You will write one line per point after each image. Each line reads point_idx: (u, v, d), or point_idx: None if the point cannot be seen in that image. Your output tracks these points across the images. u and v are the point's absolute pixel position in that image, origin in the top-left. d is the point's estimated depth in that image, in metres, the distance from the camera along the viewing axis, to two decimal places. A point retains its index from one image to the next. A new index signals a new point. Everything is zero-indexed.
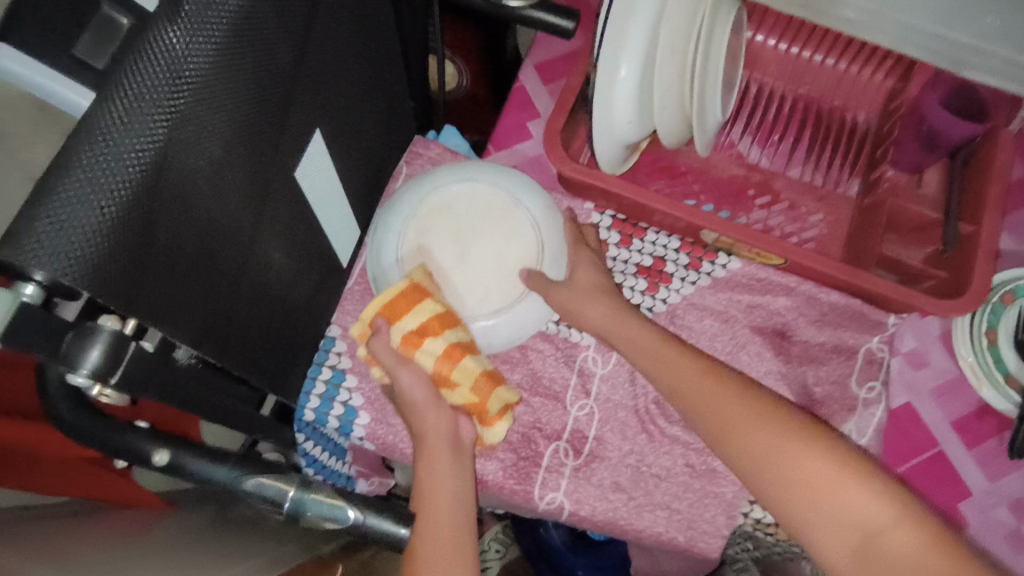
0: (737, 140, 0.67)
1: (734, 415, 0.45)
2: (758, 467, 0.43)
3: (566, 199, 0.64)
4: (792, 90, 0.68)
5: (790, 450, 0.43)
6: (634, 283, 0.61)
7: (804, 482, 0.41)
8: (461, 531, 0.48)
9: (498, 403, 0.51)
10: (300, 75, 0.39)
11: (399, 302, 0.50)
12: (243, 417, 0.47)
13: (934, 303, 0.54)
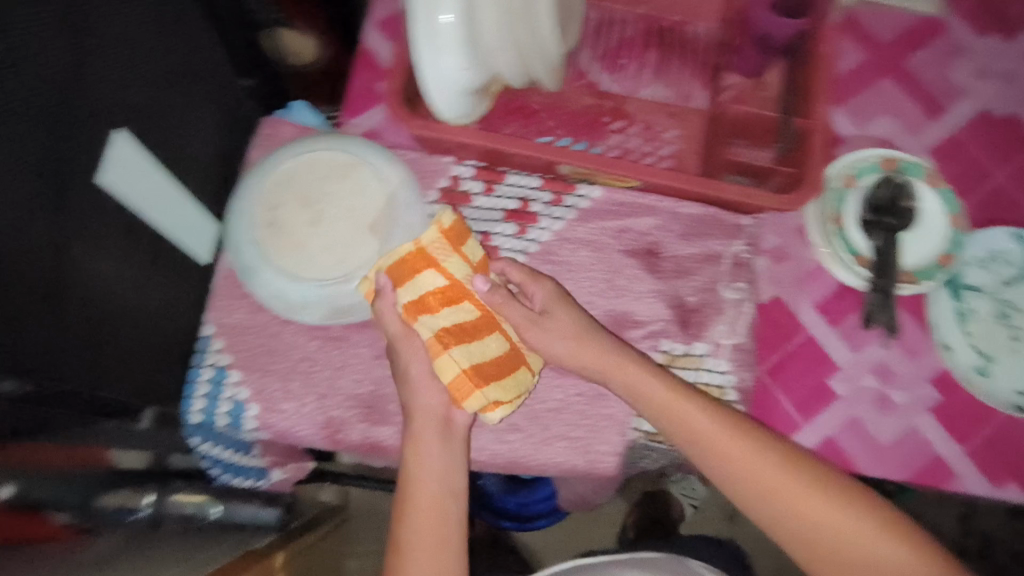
0: (585, 68, 0.68)
1: (721, 438, 0.50)
2: (754, 501, 0.49)
3: (424, 157, 0.63)
4: (632, 12, 0.70)
5: (742, 452, 0.50)
6: (503, 229, 0.62)
7: (805, 515, 0.48)
8: (447, 523, 0.49)
9: (476, 404, 0.50)
10: (77, 81, 0.40)
11: (405, 265, 0.52)
12: (103, 430, 0.48)
13: (781, 198, 0.57)
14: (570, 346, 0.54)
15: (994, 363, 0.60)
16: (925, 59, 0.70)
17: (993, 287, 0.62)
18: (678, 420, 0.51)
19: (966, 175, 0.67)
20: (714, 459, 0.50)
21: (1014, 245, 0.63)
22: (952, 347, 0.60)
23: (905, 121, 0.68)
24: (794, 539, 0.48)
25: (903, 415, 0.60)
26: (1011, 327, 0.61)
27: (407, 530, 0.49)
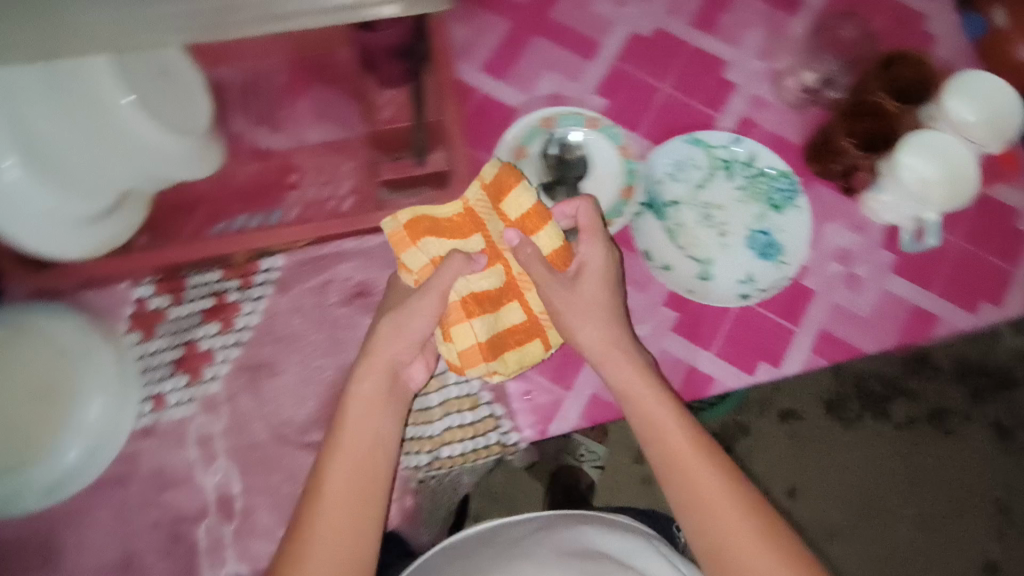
0: (242, 132, 0.64)
1: (632, 390, 0.54)
2: (663, 432, 0.52)
3: (95, 292, 0.58)
4: (271, 61, 0.63)
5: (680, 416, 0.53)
6: (206, 330, 0.58)
7: (691, 483, 0.50)
8: (374, 482, 0.50)
9: (477, 371, 0.56)
10: None
11: (451, 226, 0.57)
12: None
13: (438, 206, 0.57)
14: (579, 325, 0.55)
15: (713, 264, 0.65)
16: (565, 5, 0.71)
17: (690, 195, 0.66)
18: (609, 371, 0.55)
19: (636, 101, 0.69)
20: (645, 433, 0.53)
21: (696, 150, 0.67)
22: (668, 266, 0.64)
23: (565, 71, 0.70)
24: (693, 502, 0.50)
25: (649, 347, 0.63)
26: (716, 226, 0.66)
27: (330, 472, 0.49)
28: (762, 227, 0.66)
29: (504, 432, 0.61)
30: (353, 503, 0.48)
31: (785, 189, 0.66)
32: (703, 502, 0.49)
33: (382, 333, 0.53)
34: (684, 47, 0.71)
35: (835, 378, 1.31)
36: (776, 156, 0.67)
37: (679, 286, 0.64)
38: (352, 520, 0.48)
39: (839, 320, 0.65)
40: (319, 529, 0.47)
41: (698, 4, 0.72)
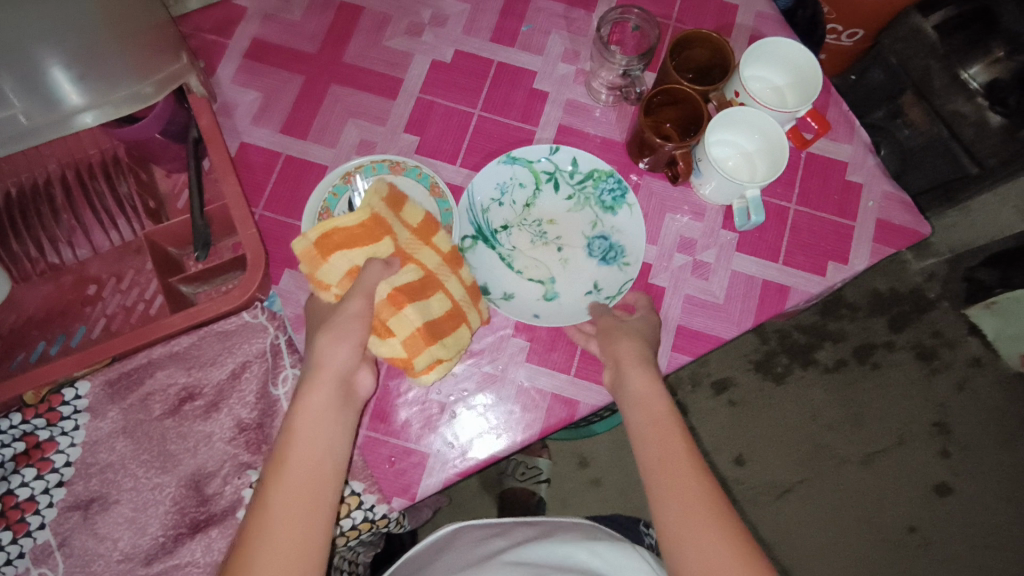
0: (25, 253, 0.59)
1: (643, 385, 0.54)
2: (647, 437, 0.51)
3: None
4: (41, 173, 0.60)
5: (662, 410, 0.52)
6: (23, 477, 0.54)
7: (676, 483, 0.48)
8: (318, 501, 0.45)
9: (425, 360, 0.53)
10: None
11: (360, 234, 0.54)
12: None
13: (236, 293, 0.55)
14: (620, 340, 0.56)
15: (555, 282, 0.63)
16: (357, 47, 0.69)
17: (520, 216, 0.65)
18: (629, 373, 0.55)
19: (449, 131, 0.67)
20: (640, 399, 0.53)
21: (516, 169, 0.64)
22: (510, 294, 0.62)
23: (369, 116, 0.67)
24: (668, 496, 0.48)
25: (507, 380, 0.61)
26: (553, 242, 0.64)
27: (281, 494, 0.45)
28: (598, 233, 0.64)
29: (370, 507, 0.57)
30: (296, 524, 0.44)
31: (613, 189, 0.64)
32: (683, 500, 0.47)
33: (345, 341, 0.50)
34: (488, 66, 0.69)
35: (758, 336, 1.29)
36: (594, 160, 0.64)
37: (523, 313, 0.61)
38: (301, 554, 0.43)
39: (694, 311, 0.63)
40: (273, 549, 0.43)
41: (493, 20, 0.71)
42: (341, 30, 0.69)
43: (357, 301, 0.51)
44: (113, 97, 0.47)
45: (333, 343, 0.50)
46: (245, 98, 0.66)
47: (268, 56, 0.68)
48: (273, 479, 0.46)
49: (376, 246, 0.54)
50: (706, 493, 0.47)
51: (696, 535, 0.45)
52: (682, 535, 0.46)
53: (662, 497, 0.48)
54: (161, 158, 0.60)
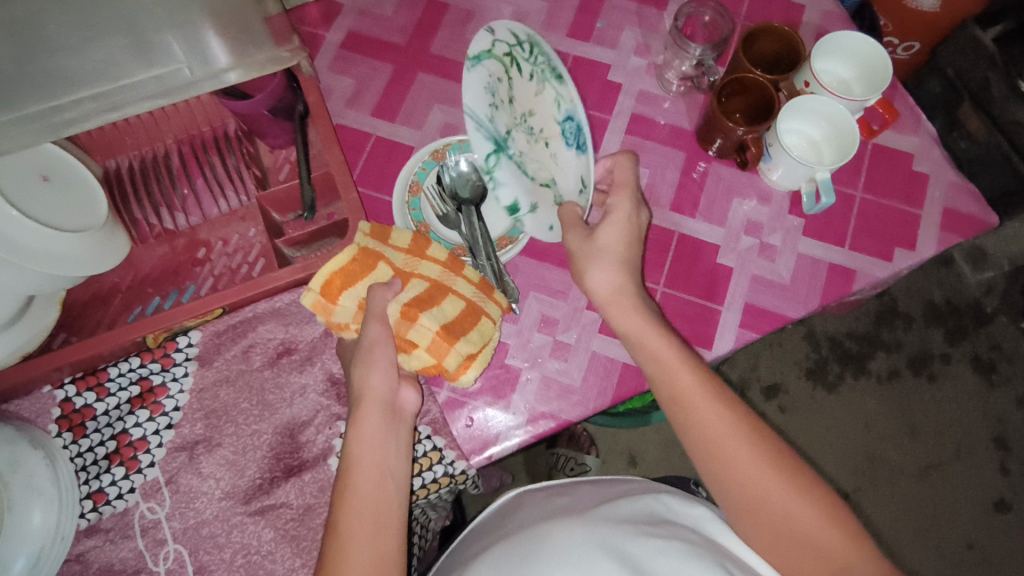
0: (143, 220, 0.66)
1: (635, 324, 0.54)
2: (661, 379, 0.52)
3: (21, 402, 0.59)
4: (161, 143, 0.66)
5: (660, 348, 0.53)
6: (137, 417, 0.59)
7: (699, 428, 0.49)
8: (388, 509, 0.47)
9: (454, 360, 0.55)
10: None
11: (356, 269, 0.56)
12: None
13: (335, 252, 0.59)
14: (605, 264, 0.57)
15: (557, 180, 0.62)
16: (443, 39, 0.74)
17: (511, 118, 0.60)
18: (615, 319, 0.56)
19: None
20: (687, 405, 0.51)
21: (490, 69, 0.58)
22: (535, 205, 0.61)
23: (454, 102, 0.72)
24: (698, 440, 0.49)
25: (581, 349, 0.64)
26: (538, 137, 0.62)
27: (352, 511, 0.46)
28: (564, 113, 0.60)
29: (450, 462, 0.59)
30: (372, 531, 0.45)
31: (544, 66, 0.59)
32: (711, 442, 0.49)
33: (376, 359, 0.52)
34: (564, 58, 0.74)
35: (809, 343, 1.28)
36: (520, 33, 0.58)
37: (539, 228, 0.61)
38: (386, 556, 0.45)
39: (761, 290, 0.65)
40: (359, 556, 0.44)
41: (569, 17, 0.75)
42: (428, 25, 0.75)
43: (375, 326, 0.53)
44: (254, 60, 0.45)
45: (366, 367, 0.52)
46: (339, 84, 0.72)
47: (362, 46, 0.73)
48: (343, 499, 0.47)
49: (376, 275, 0.57)
50: (731, 428, 0.49)
51: (731, 475, 0.48)
52: (726, 475, 0.48)
53: (693, 442, 0.50)
54: (268, 134, 0.65)
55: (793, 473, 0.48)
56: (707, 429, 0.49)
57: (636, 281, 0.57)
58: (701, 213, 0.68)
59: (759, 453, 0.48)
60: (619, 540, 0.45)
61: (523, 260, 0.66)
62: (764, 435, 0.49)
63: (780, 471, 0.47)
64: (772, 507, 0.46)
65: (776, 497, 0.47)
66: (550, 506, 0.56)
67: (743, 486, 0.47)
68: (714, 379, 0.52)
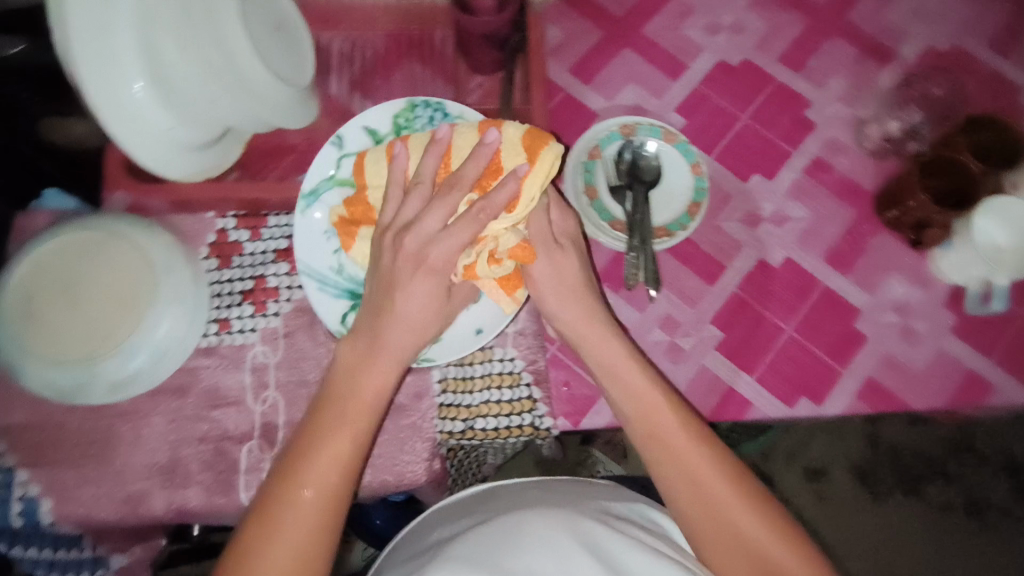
0: (336, 95, 0.70)
1: (605, 354, 0.56)
2: (639, 418, 0.54)
3: (185, 217, 0.64)
4: (375, 32, 0.71)
5: (643, 387, 0.54)
6: (277, 268, 0.64)
7: (675, 459, 0.51)
8: (354, 432, 0.49)
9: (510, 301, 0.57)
10: None
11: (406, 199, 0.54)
12: None
13: None
14: (552, 301, 0.57)
15: (448, 284, 0.59)
16: (659, 23, 0.74)
17: None
18: (587, 351, 0.57)
19: (711, 124, 0.71)
20: (651, 436, 0.53)
21: (331, 196, 0.60)
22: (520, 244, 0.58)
23: (648, 86, 0.72)
24: (674, 475, 0.51)
25: (692, 360, 0.64)
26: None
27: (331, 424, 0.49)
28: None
29: (539, 415, 0.60)
30: (347, 444, 0.49)
31: (436, 119, 0.61)
32: (690, 480, 0.50)
33: (403, 284, 0.52)
34: (770, 80, 0.73)
35: (870, 445, 1.23)
36: (389, 114, 0.61)
37: (466, 331, 0.60)
38: (350, 469, 0.48)
39: (888, 370, 0.64)
40: (326, 459, 0.47)
41: (788, 43, 0.75)
42: (650, 5, 0.75)
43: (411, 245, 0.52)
44: None
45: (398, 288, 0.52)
46: (548, 31, 0.73)
47: (581, 3, 0.74)
48: (330, 408, 0.50)
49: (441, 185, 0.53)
50: (708, 464, 0.51)
51: (707, 511, 0.50)
52: (700, 510, 0.50)
53: (669, 477, 0.51)
54: (475, 55, 0.67)
55: (767, 510, 0.50)
56: (685, 463, 0.51)
57: (593, 302, 0.57)
58: (853, 275, 0.67)
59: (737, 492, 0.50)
60: (593, 529, 0.47)
61: (667, 256, 0.66)
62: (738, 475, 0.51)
63: (760, 511, 0.49)
64: (749, 544, 0.48)
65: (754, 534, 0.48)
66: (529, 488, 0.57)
67: (718, 523, 0.49)
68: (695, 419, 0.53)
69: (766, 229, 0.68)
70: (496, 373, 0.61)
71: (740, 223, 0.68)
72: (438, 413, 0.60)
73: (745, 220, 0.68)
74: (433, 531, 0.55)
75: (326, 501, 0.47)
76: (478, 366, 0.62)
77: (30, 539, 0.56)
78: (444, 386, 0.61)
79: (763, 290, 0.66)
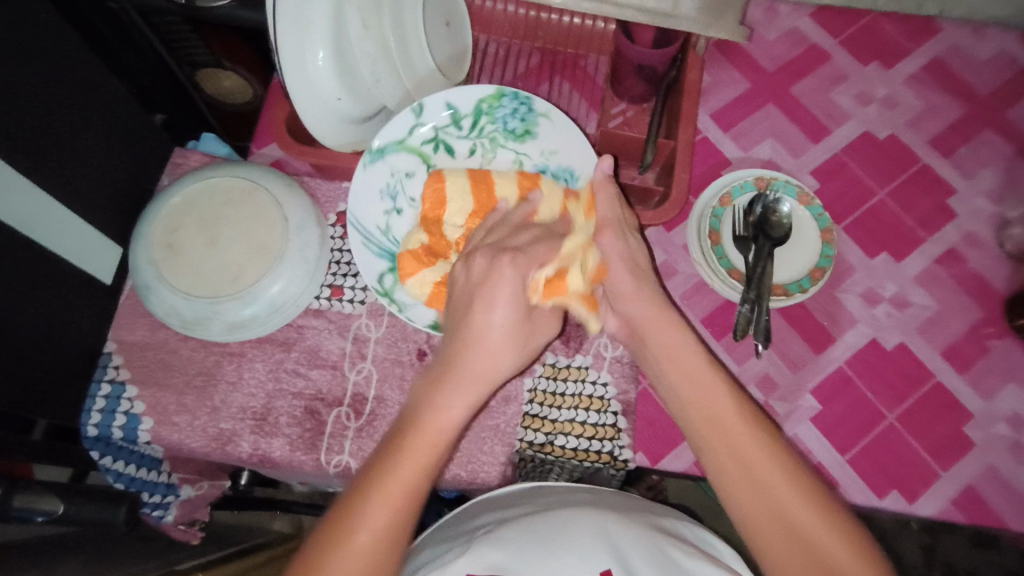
0: None
1: (666, 330, 0.53)
2: (688, 399, 0.50)
3: (322, 183, 0.68)
4: (529, 45, 0.74)
5: (702, 372, 0.51)
6: None
7: (731, 448, 0.47)
8: (422, 480, 0.43)
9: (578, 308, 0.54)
10: (31, 120, 0.51)
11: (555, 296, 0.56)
12: (12, 443, 0.51)
13: (643, 216, 0.62)
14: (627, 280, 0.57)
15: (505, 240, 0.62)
16: (810, 85, 0.74)
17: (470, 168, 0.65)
18: (654, 336, 0.54)
19: (844, 195, 0.70)
20: (701, 424, 0.49)
21: (398, 159, 0.63)
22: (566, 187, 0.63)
23: (786, 144, 0.71)
24: (725, 464, 0.47)
25: (784, 425, 0.62)
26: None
27: (401, 449, 0.43)
28: (538, 164, 0.64)
29: (620, 445, 0.60)
30: (413, 476, 0.42)
31: (517, 112, 0.64)
32: (747, 474, 0.45)
33: (480, 340, 0.48)
34: (913, 161, 0.72)
35: (923, 556, 1.15)
36: (472, 97, 0.63)
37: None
38: (414, 498, 0.42)
39: (990, 481, 0.61)
40: (392, 489, 0.42)
41: (938, 128, 0.73)
42: (802, 65, 0.75)
43: (479, 265, 0.50)
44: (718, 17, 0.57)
45: (489, 299, 0.48)
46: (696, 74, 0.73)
47: (733, 53, 0.75)
48: (404, 432, 0.44)
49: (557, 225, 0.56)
50: (768, 459, 0.45)
51: (758, 500, 0.45)
52: (750, 502, 0.45)
53: (719, 467, 0.47)
54: (624, 83, 0.68)
55: (834, 512, 0.44)
56: (736, 448, 0.46)
57: (661, 299, 0.56)
58: (969, 376, 0.64)
59: (788, 479, 0.45)
60: (653, 549, 0.43)
61: (776, 315, 0.65)
62: (790, 461, 0.46)
63: (818, 510, 0.43)
64: (807, 545, 0.42)
65: (806, 525, 0.43)
66: (580, 490, 0.53)
67: (777, 519, 0.44)
68: (748, 401, 0.49)
69: (884, 310, 0.66)
70: (586, 395, 0.61)
71: (858, 298, 0.66)
72: (522, 422, 0.61)
73: (864, 296, 0.67)
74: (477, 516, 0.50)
75: (381, 539, 0.41)
76: (570, 384, 0.62)
77: (119, 452, 0.60)
78: (531, 396, 0.61)
79: (869, 369, 0.64)
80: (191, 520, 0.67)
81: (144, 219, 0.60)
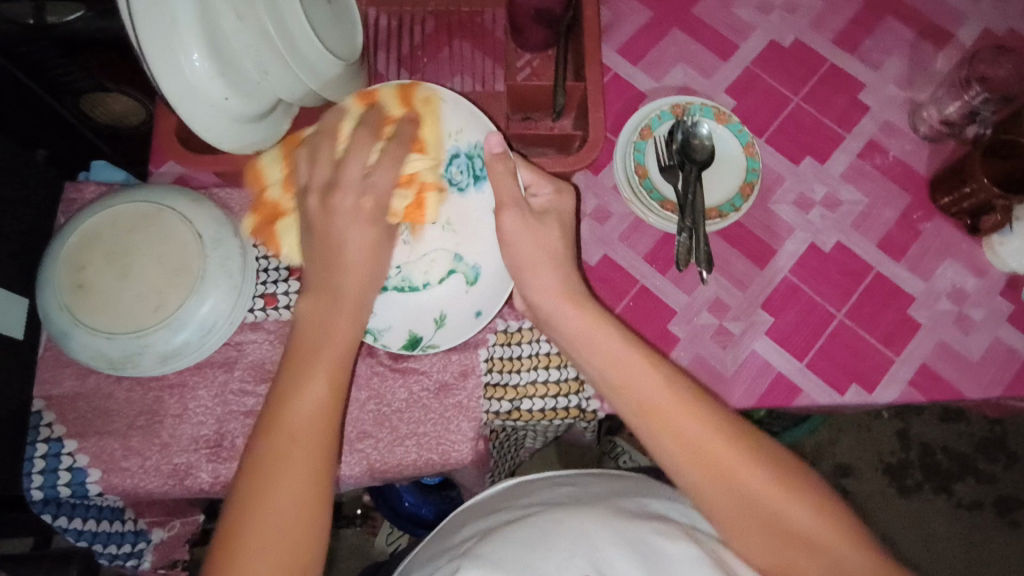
0: (384, 72, 0.70)
1: (624, 364, 0.48)
2: (658, 434, 0.46)
3: (233, 192, 0.64)
4: (421, 9, 0.71)
5: (669, 407, 0.46)
6: None
7: (708, 463, 0.45)
8: (305, 505, 0.43)
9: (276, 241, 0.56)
10: None
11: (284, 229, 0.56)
12: None
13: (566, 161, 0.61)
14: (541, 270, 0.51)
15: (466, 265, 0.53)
16: (710, 3, 0.73)
17: None
18: (567, 333, 0.50)
19: (760, 108, 0.70)
20: (655, 432, 0.46)
21: None
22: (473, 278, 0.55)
23: (697, 67, 0.71)
24: (728, 511, 0.44)
25: (740, 344, 0.63)
26: None
27: (316, 317, 0.47)
28: None
29: (585, 398, 0.59)
30: (286, 486, 0.43)
31: None
32: (729, 489, 0.44)
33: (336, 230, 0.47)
34: (821, 62, 0.72)
35: (898, 441, 1.19)
36: None
37: (466, 316, 0.53)
38: (305, 496, 0.43)
39: (942, 356, 0.62)
40: (313, 383, 0.45)
41: (841, 24, 0.73)
42: None
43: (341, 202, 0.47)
44: None
45: (345, 224, 0.47)
46: None
47: None
48: (294, 360, 0.46)
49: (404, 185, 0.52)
50: (736, 457, 0.45)
51: (768, 536, 0.44)
52: (752, 530, 0.44)
53: (721, 507, 0.45)
54: (523, 32, 0.66)
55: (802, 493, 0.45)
56: (742, 491, 0.44)
57: (580, 283, 0.52)
58: (907, 261, 0.66)
59: (811, 511, 0.44)
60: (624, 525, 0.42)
61: (716, 239, 0.65)
62: (788, 476, 0.45)
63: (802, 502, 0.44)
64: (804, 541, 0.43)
65: (829, 545, 0.43)
66: (560, 483, 0.51)
67: (768, 527, 0.44)
68: (709, 409, 0.46)
69: (818, 213, 0.67)
70: (543, 354, 0.60)
71: (791, 207, 0.67)
72: (484, 393, 0.59)
73: (797, 204, 0.67)
74: (461, 527, 0.49)
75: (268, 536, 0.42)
76: (525, 346, 0.61)
77: (74, 510, 0.57)
78: (489, 364, 0.60)
79: (813, 274, 0.65)
80: (170, 560, 0.66)
81: (47, 265, 0.56)
